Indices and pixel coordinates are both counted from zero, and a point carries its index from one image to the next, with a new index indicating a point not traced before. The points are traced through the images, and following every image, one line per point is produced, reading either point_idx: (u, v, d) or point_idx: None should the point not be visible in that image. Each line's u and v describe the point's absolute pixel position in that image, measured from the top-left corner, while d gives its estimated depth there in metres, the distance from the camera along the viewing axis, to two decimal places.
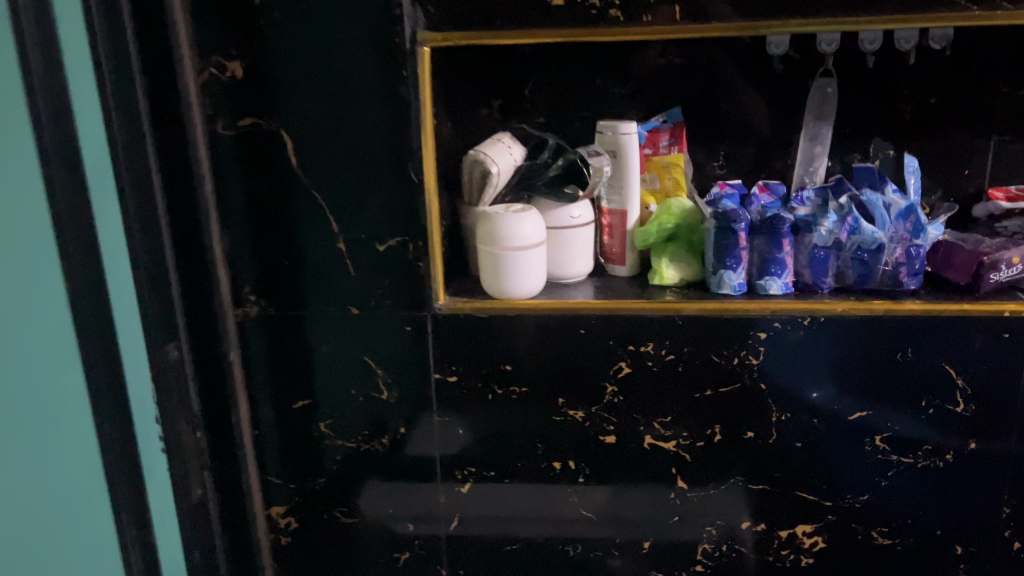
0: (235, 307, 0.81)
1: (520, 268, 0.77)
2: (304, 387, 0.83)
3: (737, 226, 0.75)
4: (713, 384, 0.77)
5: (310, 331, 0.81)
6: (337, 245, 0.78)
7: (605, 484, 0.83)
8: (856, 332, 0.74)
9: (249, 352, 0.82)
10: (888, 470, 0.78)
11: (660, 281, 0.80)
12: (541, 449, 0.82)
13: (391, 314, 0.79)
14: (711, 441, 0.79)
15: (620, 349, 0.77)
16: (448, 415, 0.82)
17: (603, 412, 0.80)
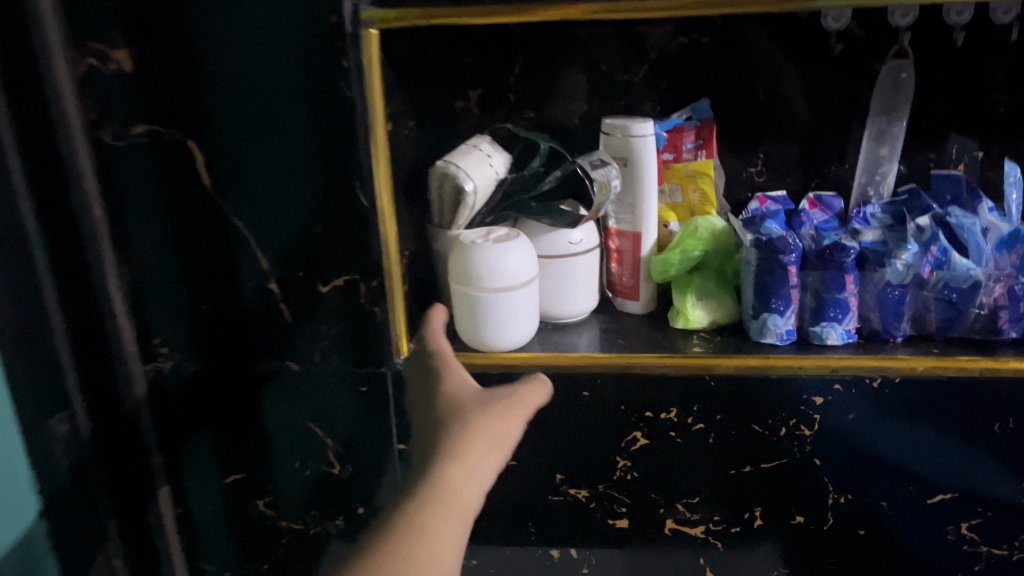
0: (144, 362, 0.64)
1: (509, 313, 0.60)
2: (237, 458, 0.66)
3: (787, 260, 0.57)
4: (754, 460, 0.61)
5: (242, 391, 0.64)
6: (267, 285, 0.61)
7: (615, 574, 0.68)
8: (941, 397, 0.57)
9: (166, 418, 0.65)
10: (973, 561, 0.62)
11: (685, 324, 0.62)
12: (534, 531, 0.67)
13: (342, 371, 0.63)
14: (750, 526, 0.63)
15: (634, 417, 0.60)
16: None
17: (612, 492, 0.64)
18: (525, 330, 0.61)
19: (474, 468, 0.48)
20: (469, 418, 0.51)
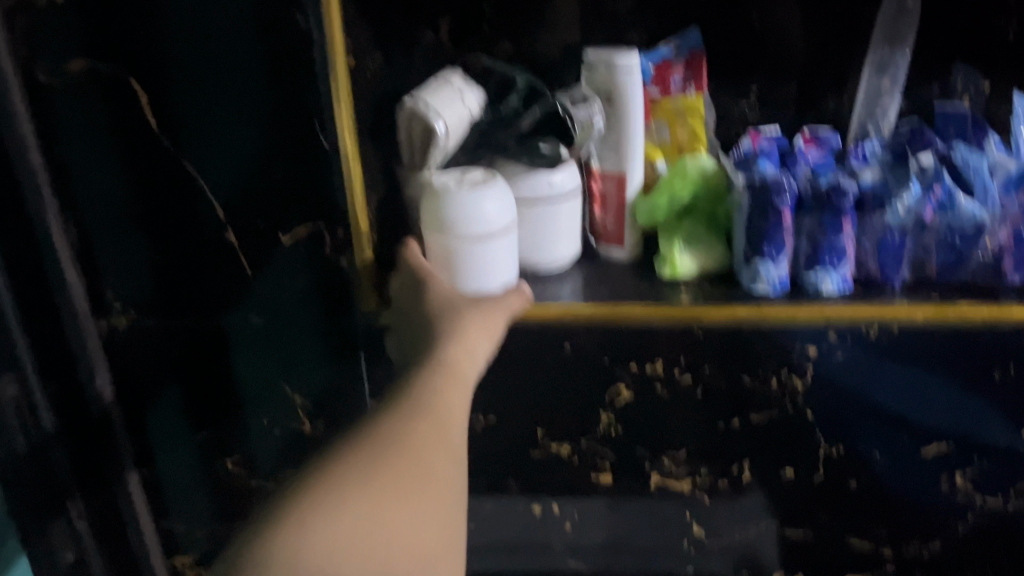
0: (97, 317, 0.60)
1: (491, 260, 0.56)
2: (203, 416, 0.63)
3: (782, 204, 0.54)
4: (743, 412, 0.58)
5: (204, 347, 0.61)
6: (226, 236, 0.57)
7: (600, 526, 0.66)
8: (941, 346, 0.54)
9: (125, 376, 0.62)
10: (969, 512, 0.59)
11: (672, 273, 0.59)
12: (516, 487, 0.64)
13: (309, 324, 0.59)
14: (738, 479, 0.61)
15: (619, 368, 0.57)
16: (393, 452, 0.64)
17: (596, 445, 0.61)
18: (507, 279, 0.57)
19: (466, 364, 0.47)
20: (468, 315, 0.50)
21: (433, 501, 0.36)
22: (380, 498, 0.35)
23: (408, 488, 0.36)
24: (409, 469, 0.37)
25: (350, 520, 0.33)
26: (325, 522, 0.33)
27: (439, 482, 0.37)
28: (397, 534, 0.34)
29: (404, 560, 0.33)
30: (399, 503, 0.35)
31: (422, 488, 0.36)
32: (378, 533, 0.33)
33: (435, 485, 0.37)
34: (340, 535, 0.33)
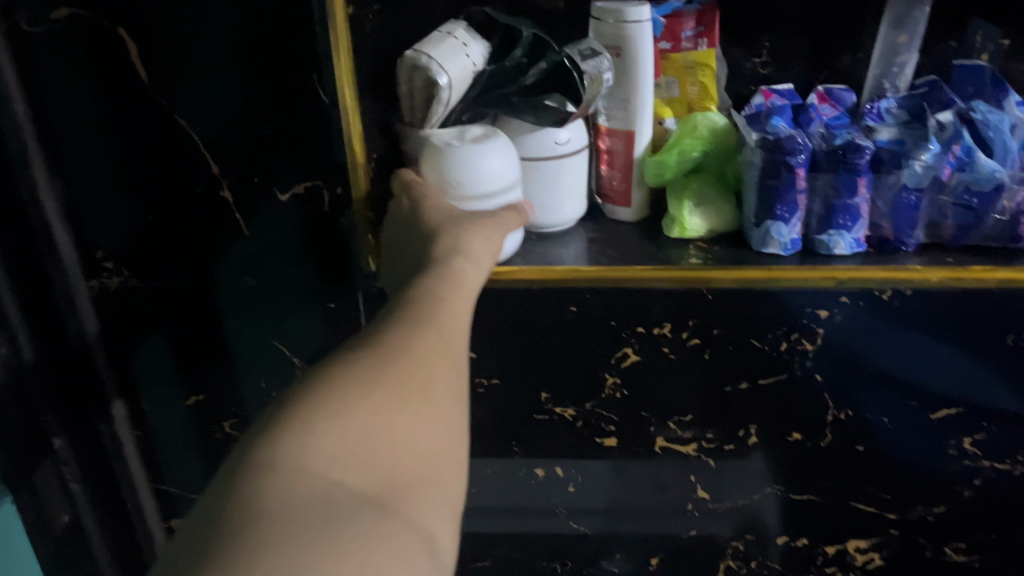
0: (88, 278, 0.58)
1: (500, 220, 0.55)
2: (199, 379, 0.62)
3: (795, 162, 0.52)
4: (751, 377, 0.57)
5: (199, 309, 0.59)
6: (220, 193, 0.54)
7: (602, 490, 0.65)
8: (954, 309, 0.53)
9: (117, 338, 0.60)
10: (974, 476, 0.59)
11: (680, 233, 0.57)
12: (518, 450, 0.63)
13: (306, 286, 0.58)
14: (744, 444, 0.60)
15: (625, 332, 0.56)
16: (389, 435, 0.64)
17: (600, 410, 0.60)
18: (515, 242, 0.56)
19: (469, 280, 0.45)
20: (470, 228, 0.50)
21: (441, 406, 0.34)
22: (389, 398, 0.32)
23: (417, 394, 0.33)
24: (418, 375, 0.34)
25: (358, 419, 0.30)
26: (331, 419, 0.30)
27: (445, 390, 0.35)
28: (407, 438, 0.31)
29: (414, 463, 0.31)
30: (406, 405, 0.32)
31: (431, 396, 0.34)
32: (385, 433, 0.31)
33: (441, 392, 0.34)
34: (347, 434, 0.30)
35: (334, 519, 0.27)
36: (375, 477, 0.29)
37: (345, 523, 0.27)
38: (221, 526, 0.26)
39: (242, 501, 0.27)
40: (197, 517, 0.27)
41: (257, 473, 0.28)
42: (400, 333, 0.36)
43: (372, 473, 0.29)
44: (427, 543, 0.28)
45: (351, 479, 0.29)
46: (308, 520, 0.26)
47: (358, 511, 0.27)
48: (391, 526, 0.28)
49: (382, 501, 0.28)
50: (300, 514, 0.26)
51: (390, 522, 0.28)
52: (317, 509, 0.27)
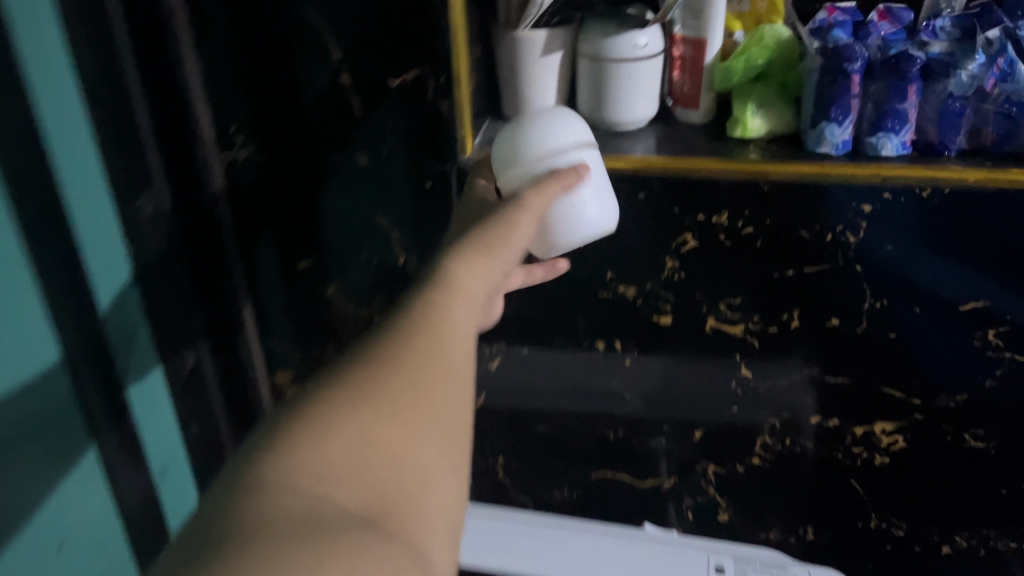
0: (222, 150, 0.67)
1: (587, 193, 0.55)
2: (308, 248, 0.72)
3: (851, 68, 0.58)
4: (798, 265, 0.64)
5: (314, 183, 0.68)
6: (341, 78, 0.62)
7: (655, 366, 0.72)
8: (984, 207, 0.58)
9: (242, 204, 0.70)
10: (996, 367, 0.65)
11: (742, 134, 0.64)
12: (582, 326, 0.71)
13: (407, 167, 0.66)
14: (787, 328, 0.67)
15: (687, 219, 0.63)
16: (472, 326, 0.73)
17: (659, 291, 0.67)
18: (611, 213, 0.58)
19: (512, 257, 0.47)
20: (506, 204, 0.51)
21: (449, 401, 0.35)
22: (395, 396, 0.34)
23: (427, 387, 0.35)
24: (427, 369, 0.36)
25: (356, 427, 0.33)
26: (328, 437, 0.32)
27: (459, 379, 0.36)
28: (412, 437, 0.33)
29: (414, 467, 0.33)
30: (416, 399, 0.34)
31: (441, 388, 0.36)
32: (382, 438, 0.33)
33: (451, 378, 0.36)
34: (339, 451, 0.32)
35: (310, 541, 0.28)
36: (368, 486, 0.31)
37: (335, 526, 0.29)
38: (204, 545, 0.28)
39: (225, 527, 0.29)
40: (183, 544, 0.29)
41: (249, 489, 0.30)
42: (420, 316, 0.38)
43: (364, 485, 0.31)
44: (413, 559, 0.30)
45: (341, 494, 0.31)
46: (288, 540, 0.28)
47: (339, 532, 0.29)
48: (375, 542, 0.29)
49: (364, 517, 0.30)
50: (277, 538, 0.28)
51: (370, 548, 0.29)
52: (297, 528, 0.28)
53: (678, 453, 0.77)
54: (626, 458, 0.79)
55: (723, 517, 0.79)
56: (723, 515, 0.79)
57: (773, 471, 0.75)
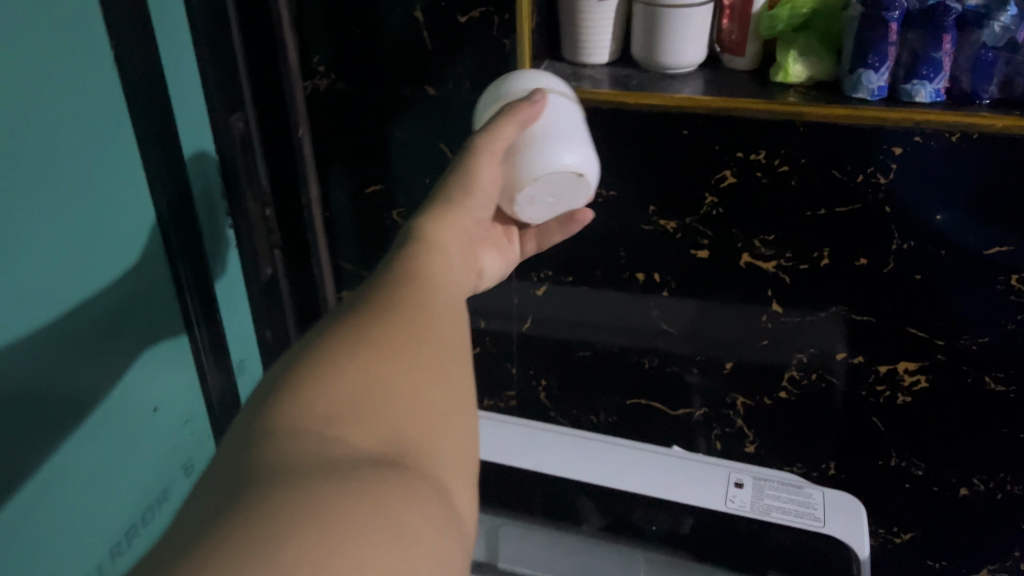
0: (304, 78, 0.75)
1: (556, 135, 0.55)
2: (376, 173, 0.79)
3: (890, 15, 0.61)
4: (829, 204, 0.68)
5: (385, 112, 0.75)
6: (414, 14, 0.69)
7: (691, 300, 0.77)
8: (1011, 152, 0.61)
9: (321, 128, 0.78)
10: (1018, 312, 0.68)
11: (785, 78, 0.68)
12: (625, 256, 0.77)
13: (469, 100, 0.72)
14: (818, 265, 0.71)
15: (727, 156, 0.68)
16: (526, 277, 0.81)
17: (697, 225, 0.73)
18: (589, 164, 0.56)
19: (465, 223, 0.47)
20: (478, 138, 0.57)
21: (444, 360, 0.36)
22: (391, 354, 0.34)
23: (419, 349, 0.35)
24: (418, 330, 0.36)
25: (356, 380, 0.32)
26: (326, 391, 0.32)
27: (447, 341, 0.37)
28: (413, 390, 0.34)
29: (419, 416, 0.33)
30: (408, 357, 0.35)
31: (432, 347, 0.36)
32: (382, 391, 0.33)
33: (459, 343, 0.38)
34: (343, 403, 0.31)
35: (339, 474, 0.28)
36: (380, 429, 0.31)
37: (357, 465, 0.29)
38: (230, 487, 0.28)
39: (245, 472, 0.28)
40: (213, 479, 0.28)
41: (259, 440, 0.29)
42: (406, 282, 0.39)
43: (374, 430, 0.31)
44: (437, 491, 0.30)
45: (354, 437, 0.30)
46: (315, 476, 0.28)
47: (362, 467, 0.29)
48: (398, 477, 0.29)
49: (383, 458, 0.30)
50: (305, 473, 0.28)
51: (395, 480, 0.29)
52: (322, 465, 0.28)
53: (709, 384, 0.82)
54: (660, 386, 0.85)
55: (748, 447, 0.85)
56: (749, 445, 0.85)
57: (799, 404, 0.80)
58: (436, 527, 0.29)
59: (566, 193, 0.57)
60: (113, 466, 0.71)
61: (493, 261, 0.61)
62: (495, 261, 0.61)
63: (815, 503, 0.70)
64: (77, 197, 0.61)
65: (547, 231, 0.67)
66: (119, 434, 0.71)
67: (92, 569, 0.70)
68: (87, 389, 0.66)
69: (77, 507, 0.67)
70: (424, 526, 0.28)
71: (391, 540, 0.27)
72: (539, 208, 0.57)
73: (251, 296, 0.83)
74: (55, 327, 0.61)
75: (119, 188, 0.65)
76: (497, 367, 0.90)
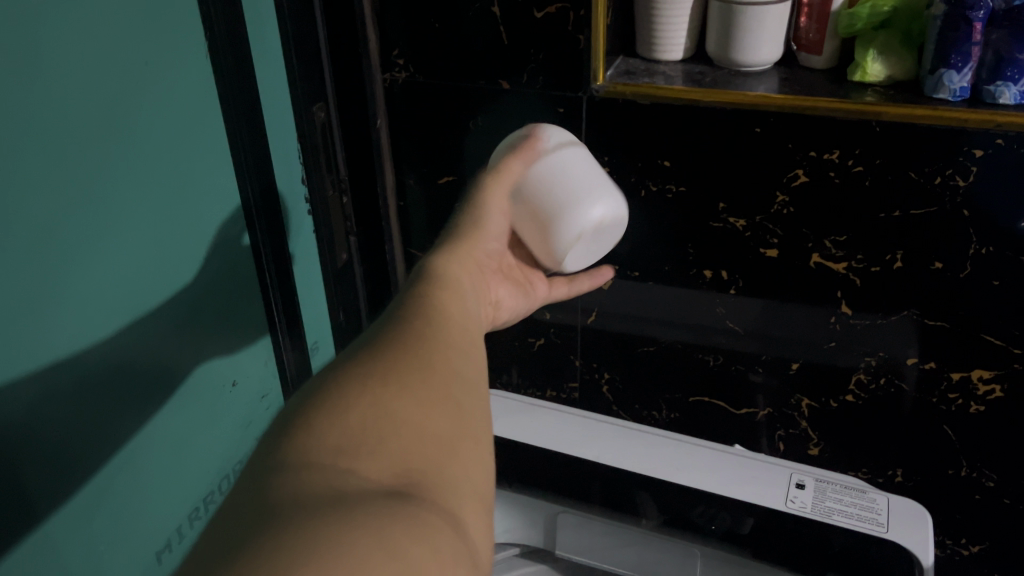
0: (384, 71, 0.78)
1: (586, 193, 0.63)
2: (449, 164, 0.81)
3: (975, 15, 0.60)
4: (905, 206, 0.67)
5: (460, 105, 0.77)
6: (491, 9, 0.70)
7: (758, 299, 0.77)
8: None
9: (398, 119, 0.81)
10: None
11: (862, 79, 0.67)
12: (692, 253, 0.77)
13: (542, 94, 0.73)
14: (890, 268, 0.70)
15: (800, 155, 0.67)
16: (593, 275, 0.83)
17: (767, 224, 0.72)
18: (615, 210, 0.65)
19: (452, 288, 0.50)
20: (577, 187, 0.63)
21: (445, 402, 0.39)
22: (396, 395, 0.37)
23: (422, 391, 0.38)
24: (420, 375, 0.39)
25: (363, 419, 0.36)
26: (337, 427, 0.35)
27: (449, 386, 0.40)
28: (417, 427, 0.37)
29: (424, 451, 0.36)
30: (411, 398, 0.38)
31: (434, 391, 0.39)
32: (387, 428, 0.36)
33: (456, 376, 0.41)
34: (349, 440, 0.34)
35: (349, 503, 0.31)
36: (387, 462, 0.34)
37: (366, 495, 0.32)
38: (252, 516, 0.30)
39: (267, 501, 0.31)
40: (220, 520, 0.31)
41: (278, 473, 0.32)
42: (403, 331, 0.42)
43: (381, 463, 0.34)
44: (442, 516, 0.33)
45: (362, 469, 0.33)
46: (332, 501, 0.31)
47: (370, 497, 0.32)
48: (404, 503, 0.32)
49: (389, 488, 0.33)
50: (316, 505, 0.30)
51: (401, 506, 0.32)
52: (334, 496, 0.31)
53: (774, 383, 0.82)
54: (724, 384, 0.84)
55: (812, 450, 0.85)
56: (813, 448, 0.84)
57: (867, 408, 0.79)
58: (440, 547, 0.31)
59: (597, 236, 0.66)
60: (195, 434, 0.75)
61: (512, 298, 0.63)
62: (517, 300, 0.64)
63: (879, 509, 0.69)
64: (169, 181, 0.65)
65: (575, 280, 0.73)
66: (200, 404, 0.75)
67: (172, 530, 0.73)
68: (174, 361, 0.70)
69: (161, 471, 0.71)
70: (429, 546, 0.31)
71: (398, 560, 0.29)
72: (577, 253, 0.66)
73: (326, 279, 0.86)
74: (147, 300, 0.65)
75: (207, 172, 0.69)
76: (561, 358, 0.91)
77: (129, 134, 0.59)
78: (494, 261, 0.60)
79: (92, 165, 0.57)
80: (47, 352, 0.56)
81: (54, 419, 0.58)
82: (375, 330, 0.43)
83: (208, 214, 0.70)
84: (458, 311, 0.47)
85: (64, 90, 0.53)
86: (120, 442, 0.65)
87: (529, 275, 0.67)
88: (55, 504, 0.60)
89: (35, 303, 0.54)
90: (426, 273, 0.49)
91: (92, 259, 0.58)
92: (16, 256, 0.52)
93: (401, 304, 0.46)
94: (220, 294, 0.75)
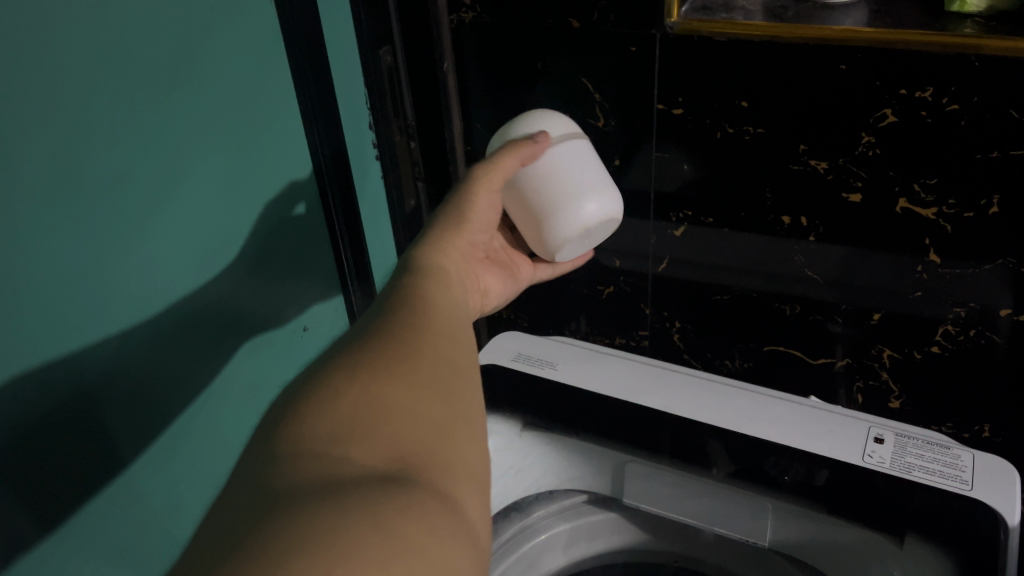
0: (451, 13, 0.77)
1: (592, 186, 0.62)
2: (516, 106, 0.80)
3: None
4: (1002, 147, 0.62)
5: (527, 46, 0.75)
6: None
7: (838, 245, 0.74)
8: None
9: (464, 62, 0.79)
10: None
11: (961, 9, 0.63)
12: (770, 198, 0.74)
13: (613, 33, 0.70)
14: (985, 213, 0.66)
15: (888, 93, 0.63)
16: (664, 221, 0.81)
17: (851, 167, 0.69)
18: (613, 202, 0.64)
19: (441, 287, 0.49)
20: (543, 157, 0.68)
21: (437, 388, 0.39)
22: (388, 381, 0.37)
23: (413, 379, 0.38)
24: (411, 363, 0.39)
25: (356, 407, 0.35)
26: (327, 417, 0.35)
27: (442, 374, 0.40)
28: (408, 413, 0.36)
29: (418, 435, 0.36)
30: (403, 386, 0.37)
31: (425, 378, 0.39)
32: (379, 416, 0.35)
33: (442, 363, 0.41)
34: (342, 427, 0.34)
35: (346, 488, 0.31)
36: (379, 448, 0.34)
37: (361, 480, 0.32)
38: (259, 501, 0.30)
39: (271, 488, 0.31)
40: (227, 510, 0.31)
41: (274, 465, 0.32)
42: (389, 325, 0.42)
43: (373, 449, 0.34)
44: (437, 496, 0.33)
45: (355, 455, 0.33)
46: (330, 488, 0.30)
47: (364, 481, 0.31)
48: (399, 486, 0.32)
49: (382, 471, 0.33)
50: (313, 491, 0.30)
51: (398, 488, 0.32)
52: (329, 482, 0.31)
53: (854, 334, 0.79)
54: (801, 333, 0.82)
55: (892, 403, 0.82)
56: (894, 401, 0.82)
57: (953, 360, 0.75)
58: (437, 528, 0.31)
59: None
60: (270, 379, 0.77)
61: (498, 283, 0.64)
62: (500, 285, 0.65)
63: (963, 465, 0.66)
64: (238, 132, 0.65)
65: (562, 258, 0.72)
66: (273, 351, 0.77)
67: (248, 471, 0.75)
68: (247, 309, 0.71)
69: (239, 415, 0.73)
70: (427, 528, 0.30)
71: (398, 541, 0.29)
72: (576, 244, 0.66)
73: (396, 225, 0.88)
74: (219, 249, 0.66)
75: (274, 120, 0.69)
76: (630, 305, 0.90)
77: (198, 82, 0.60)
78: (479, 250, 0.62)
79: (164, 112, 0.57)
80: (126, 300, 0.57)
81: (138, 360, 0.60)
82: (358, 326, 0.42)
83: (277, 163, 0.71)
84: (445, 306, 0.47)
85: (131, 38, 0.53)
86: (201, 384, 0.68)
87: (512, 258, 0.69)
88: (136, 447, 0.62)
89: (112, 249, 0.55)
90: (418, 274, 0.49)
91: (163, 210, 0.59)
92: (92, 207, 0.53)
93: (397, 296, 0.45)
94: (290, 241, 0.76)
